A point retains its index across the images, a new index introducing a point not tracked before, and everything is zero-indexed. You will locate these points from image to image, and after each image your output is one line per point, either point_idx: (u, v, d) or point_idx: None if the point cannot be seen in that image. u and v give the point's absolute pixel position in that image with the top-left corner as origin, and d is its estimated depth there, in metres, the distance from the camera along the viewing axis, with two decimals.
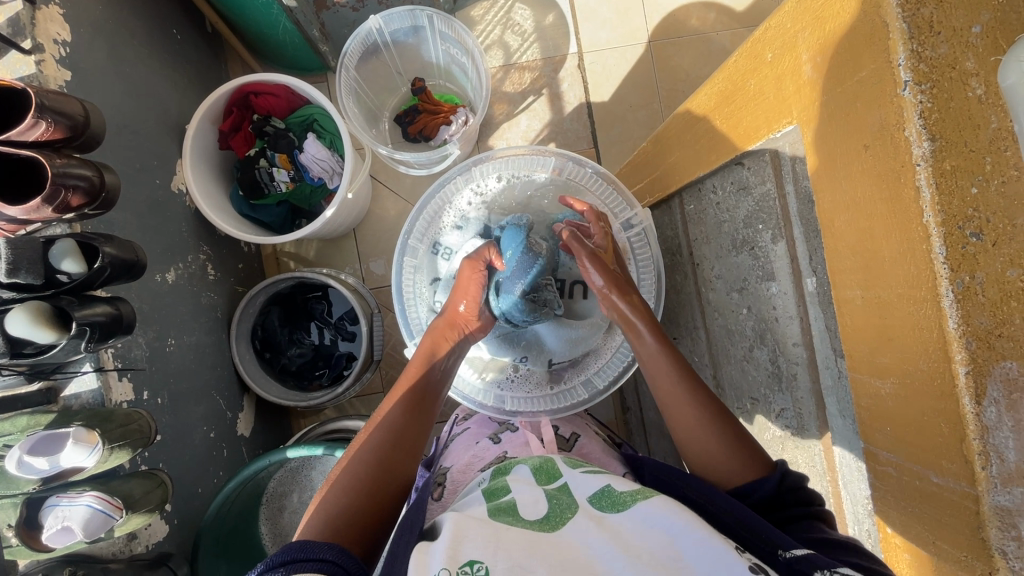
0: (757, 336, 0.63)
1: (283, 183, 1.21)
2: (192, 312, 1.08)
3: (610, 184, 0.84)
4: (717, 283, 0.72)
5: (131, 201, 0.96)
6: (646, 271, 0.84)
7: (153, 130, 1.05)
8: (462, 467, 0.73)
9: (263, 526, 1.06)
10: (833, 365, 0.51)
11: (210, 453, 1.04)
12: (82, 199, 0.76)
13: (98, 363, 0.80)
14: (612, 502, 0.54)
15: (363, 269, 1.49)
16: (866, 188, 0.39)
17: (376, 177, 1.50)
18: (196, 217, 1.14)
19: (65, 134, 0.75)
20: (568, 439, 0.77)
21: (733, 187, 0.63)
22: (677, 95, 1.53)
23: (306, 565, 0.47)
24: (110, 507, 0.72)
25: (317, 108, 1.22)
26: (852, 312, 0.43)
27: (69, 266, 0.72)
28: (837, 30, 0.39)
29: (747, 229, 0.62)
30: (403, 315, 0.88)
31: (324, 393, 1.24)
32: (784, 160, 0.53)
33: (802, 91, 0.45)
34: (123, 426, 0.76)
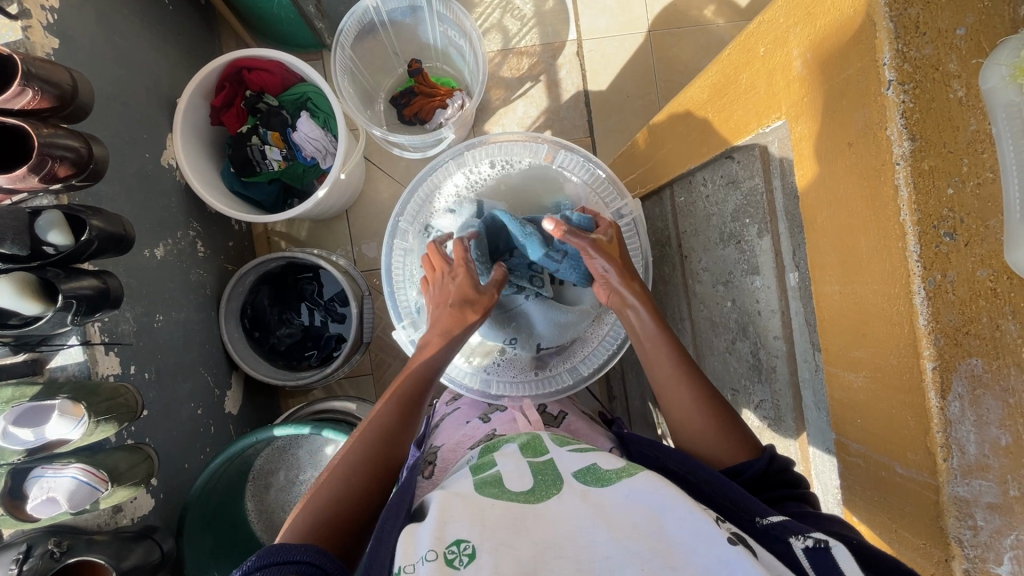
0: (740, 328, 0.64)
1: (275, 162, 1.21)
2: (181, 289, 1.08)
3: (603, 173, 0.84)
4: (704, 275, 0.72)
5: (120, 174, 0.95)
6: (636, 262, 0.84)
7: (143, 102, 1.04)
8: (452, 446, 0.75)
9: (249, 502, 1.07)
10: (811, 359, 0.52)
11: (197, 429, 1.05)
12: (70, 170, 0.75)
13: (85, 337, 0.80)
14: (597, 476, 0.55)
15: (355, 251, 1.49)
16: (847, 186, 0.40)
17: (370, 159, 1.49)
18: (186, 192, 1.13)
19: (52, 104, 0.74)
20: (556, 416, 0.81)
21: (722, 180, 0.63)
22: (674, 86, 1.53)
23: (285, 568, 0.47)
24: (95, 479, 0.72)
25: (311, 86, 1.21)
26: (830, 306, 0.44)
27: (55, 238, 0.71)
28: (827, 26, 0.39)
29: (735, 223, 0.63)
30: (392, 297, 0.87)
31: (312, 373, 1.24)
32: (771, 155, 0.53)
33: (791, 87, 0.45)
34: (109, 400, 0.76)
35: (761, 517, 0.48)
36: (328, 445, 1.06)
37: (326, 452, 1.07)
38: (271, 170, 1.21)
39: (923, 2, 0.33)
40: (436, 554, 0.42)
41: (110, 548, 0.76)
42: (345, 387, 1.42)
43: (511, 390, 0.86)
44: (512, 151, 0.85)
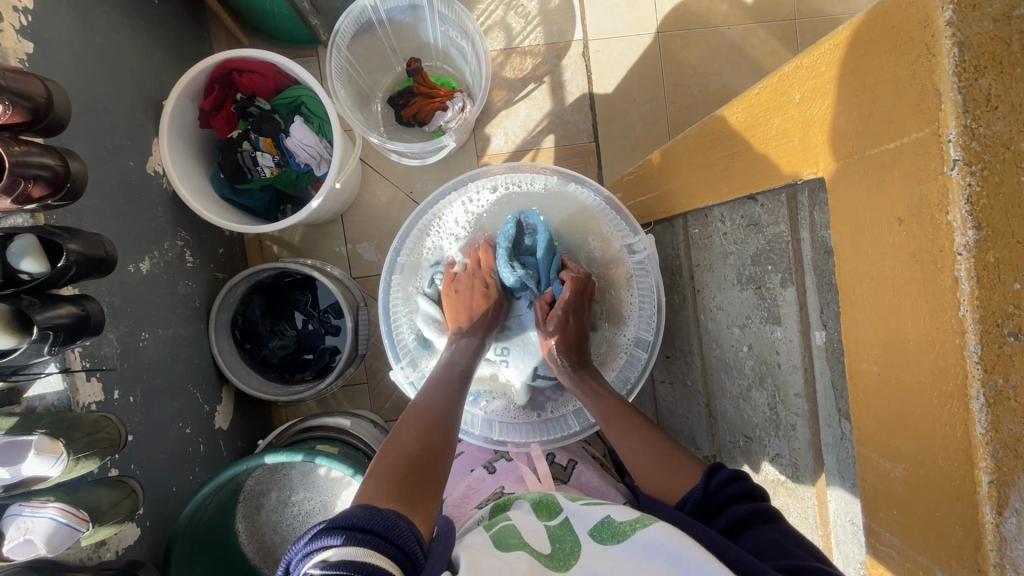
0: (757, 377, 0.61)
1: (268, 169, 1.16)
2: (169, 302, 1.04)
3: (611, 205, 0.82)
4: (718, 313, 0.69)
5: (103, 186, 0.89)
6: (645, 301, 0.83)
7: (127, 106, 0.98)
8: (456, 500, 0.74)
9: (240, 523, 1.05)
10: (837, 426, 0.50)
11: (186, 449, 1.01)
12: (45, 190, 0.70)
13: (65, 364, 0.76)
14: (612, 532, 0.55)
15: (350, 257, 1.44)
16: (896, 264, 0.36)
17: (367, 161, 1.44)
18: (174, 200, 1.08)
19: (25, 118, 0.68)
20: (566, 468, 0.79)
21: (743, 221, 0.60)
22: (682, 90, 1.48)
23: (376, 540, 0.47)
24: (76, 519, 0.69)
25: (304, 89, 1.15)
26: (866, 386, 0.41)
27: (30, 265, 0.67)
28: (880, 84, 0.35)
29: (755, 267, 0.59)
30: (389, 332, 0.86)
31: (306, 387, 1.21)
32: (802, 205, 0.50)
33: (830, 142, 0.41)
34: (90, 435, 0.72)
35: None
36: (321, 467, 1.03)
37: (319, 473, 1.04)
38: (263, 176, 1.16)
39: (998, 72, 0.29)
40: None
41: None
42: (340, 397, 1.39)
43: (513, 435, 0.84)
44: (516, 181, 0.85)
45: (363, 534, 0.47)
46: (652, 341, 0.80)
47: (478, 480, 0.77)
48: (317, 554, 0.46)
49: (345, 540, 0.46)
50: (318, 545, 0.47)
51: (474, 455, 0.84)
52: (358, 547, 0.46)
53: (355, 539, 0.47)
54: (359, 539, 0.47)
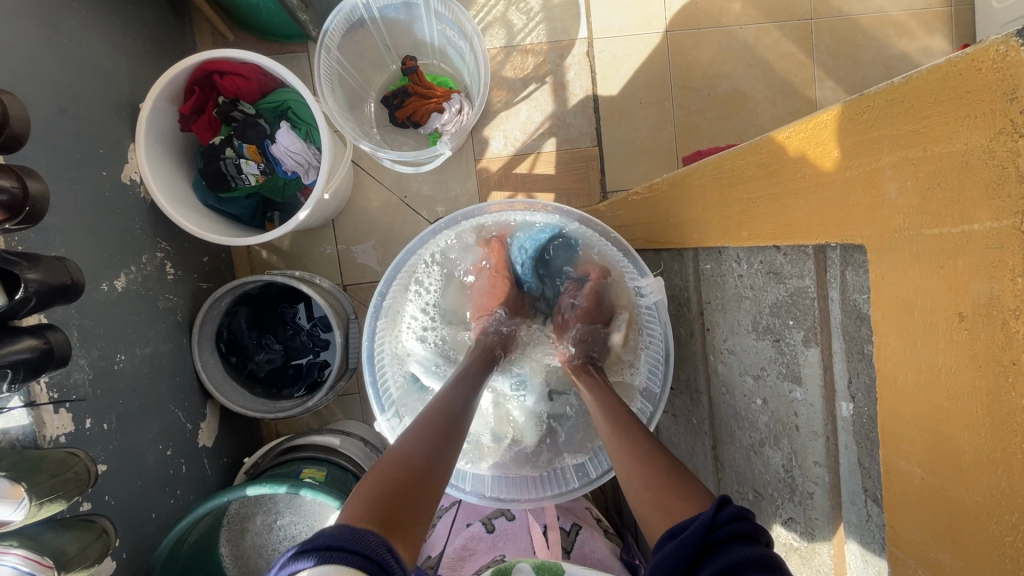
0: (771, 434, 0.57)
1: (252, 176, 1.10)
2: (148, 319, 0.98)
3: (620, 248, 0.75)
4: (729, 358, 0.64)
5: (72, 199, 0.84)
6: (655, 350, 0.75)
7: (99, 111, 0.92)
8: (453, 559, 0.74)
9: (223, 547, 1.01)
10: (862, 505, 0.45)
11: (167, 472, 0.97)
12: (1, 215, 0.64)
13: (30, 398, 0.71)
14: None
15: (341, 263, 1.39)
16: (954, 363, 0.31)
17: (359, 164, 1.37)
18: (152, 209, 1.03)
19: None
20: (569, 533, 0.76)
21: (762, 267, 0.55)
22: (691, 94, 1.41)
23: (347, 556, 0.46)
24: (39, 567, 0.64)
25: (291, 93, 1.09)
26: (905, 487, 0.36)
27: None
28: (944, 155, 0.30)
29: (773, 318, 0.54)
30: (374, 385, 0.78)
31: (294, 403, 1.16)
32: (831, 262, 0.45)
33: (873, 208, 0.36)
34: (56, 477, 0.67)
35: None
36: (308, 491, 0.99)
37: (305, 498, 1.00)
38: (248, 184, 1.10)
39: None
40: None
41: None
42: (330, 409, 1.35)
43: (508, 489, 0.79)
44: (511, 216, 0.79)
45: (333, 552, 0.46)
46: (658, 395, 0.74)
47: (475, 538, 0.76)
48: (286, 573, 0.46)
49: (313, 557, 0.45)
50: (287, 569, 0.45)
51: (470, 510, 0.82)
52: (325, 564, 0.44)
53: (323, 553, 0.45)
54: (326, 556, 0.45)
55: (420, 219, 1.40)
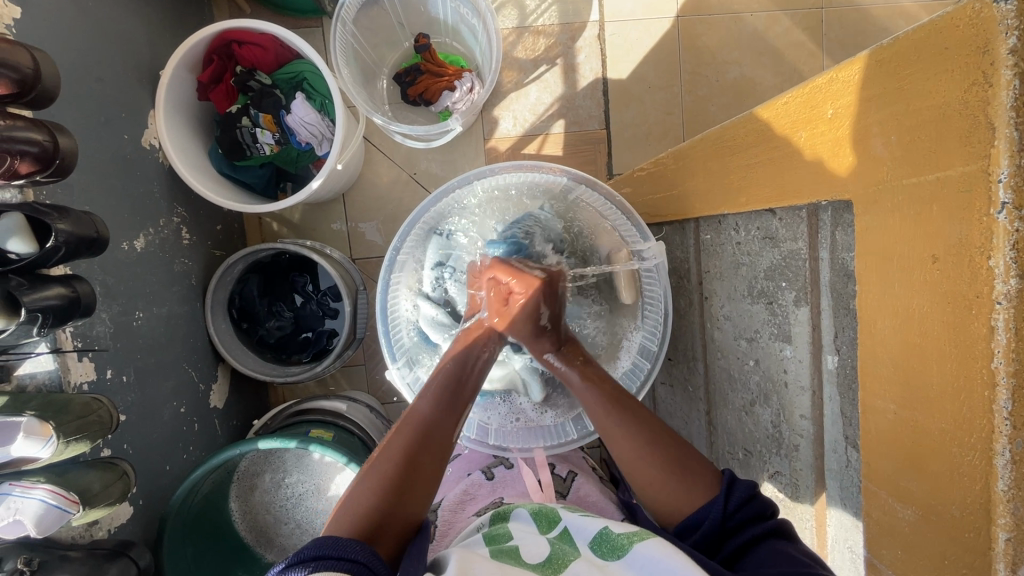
0: (761, 393, 0.60)
1: (267, 146, 1.12)
2: (164, 281, 1.02)
3: (625, 214, 0.76)
4: (725, 324, 0.67)
5: (95, 160, 0.87)
6: (654, 310, 0.77)
7: (121, 76, 0.94)
8: (453, 503, 0.74)
9: (232, 503, 1.05)
10: (842, 452, 0.48)
11: (180, 428, 1.01)
12: (32, 166, 0.67)
13: (55, 344, 0.75)
14: (612, 546, 0.55)
15: (350, 237, 1.42)
16: (926, 303, 0.34)
17: (370, 139, 1.40)
18: (170, 175, 1.05)
19: (12, 90, 0.65)
20: (565, 480, 0.76)
21: (758, 233, 0.57)
22: (699, 79, 1.42)
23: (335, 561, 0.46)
24: (65, 502, 0.68)
25: (307, 64, 1.11)
26: (880, 424, 0.39)
27: (17, 245, 0.65)
28: (925, 110, 0.32)
29: (767, 282, 0.57)
30: (386, 335, 0.80)
31: (302, 369, 1.20)
32: (822, 223, 0.48)
33: (861, 165, 0.38)
34: (81, 418, 0.71)
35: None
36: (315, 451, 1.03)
37: (312, 457, 1.03)
38: (262, 154, 1.12)
39: None
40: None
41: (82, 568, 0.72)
42: (336, 379, 1.39)
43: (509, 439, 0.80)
44: (524, 178, 0.78)
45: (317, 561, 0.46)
46: (657, 350, 0.75)
47: (475, 485, 0.76)
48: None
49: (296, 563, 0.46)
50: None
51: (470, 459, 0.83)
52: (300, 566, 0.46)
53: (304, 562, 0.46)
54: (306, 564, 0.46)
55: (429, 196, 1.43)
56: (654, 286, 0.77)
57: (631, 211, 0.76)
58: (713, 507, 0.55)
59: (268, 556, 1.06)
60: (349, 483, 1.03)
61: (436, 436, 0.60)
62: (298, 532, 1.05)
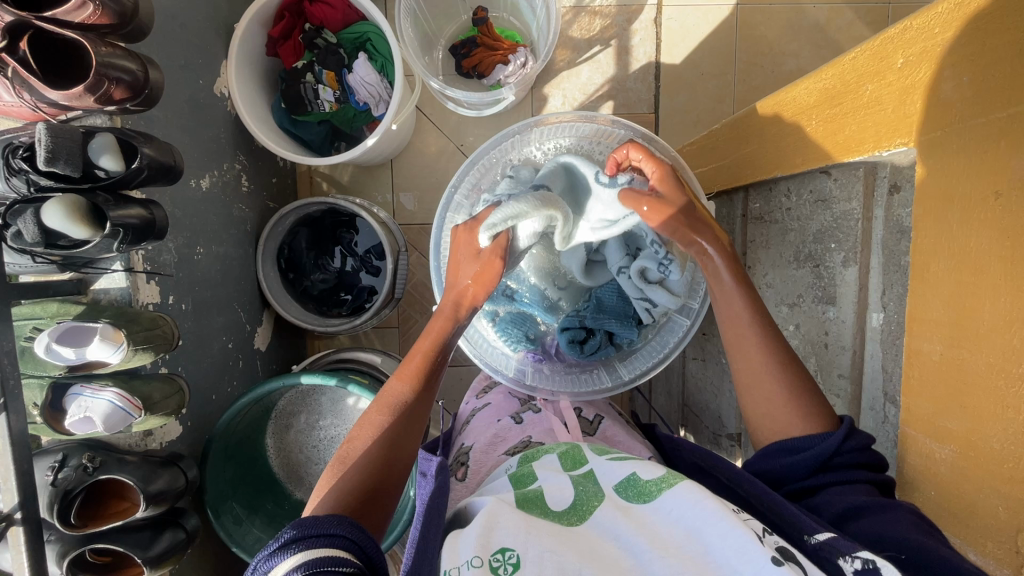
0: (799, 356, 0.61)
1: (328, 103, 1.17)
2: (224, 222, 1.07)
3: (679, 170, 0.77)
4: (767, 292, 0.68)
5: (174, 100, 0.93)
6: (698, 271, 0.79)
7: (201, 25, 1.00)
8: (484, 447, 0.76)
9: (268, 439, 1.11)
10: (880, 409, 0.49)
11: (227, 362, 1.07)
12: (125, 93, 0.73)
13: (128, 264, 0.81)
14: (638, 491, 0.56)
15: (394, 202, 1.46)
16: (983, 239, 0.34)
17: (422, 109, 1.43)
18: (236, 124, 1.11)
19: (112, 21, 0.71)
20: (592, 422, 0.79)
21: (810, 197, 0.58)
22: (754, 70, 1.41)
23: (319, 541, 0.47)
24: (130, 405, 0.74)
25: (371, 26, 1.15)
26: (924, 366, 0.39)
27: (108, 163, 0.71)
28: (1001, 47, 0.33)
29: (815, 244, 0.57)
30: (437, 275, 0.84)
31: (342, 320, 1.24)
32: (878, 181, 0.49)
33: (928, 110, 0.39)
34: (148, 330, 0.77)
35: (810, 536, 0.46)
36: (350, 396, 1.08)
37: (346, 402, 1.08)
38: (322, 110, 1.17)
39: None
40: (481, 561, 0.46)
41: (139, 470, 0.78)
42: (371, 336, 1.44)
43: (545, 382, 0.84)
44: (580, 132, 0.80)
45: (301, 543, 0.46)
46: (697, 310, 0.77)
47: (504, 427, 0.78)
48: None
49: (290, 565, 0.45)
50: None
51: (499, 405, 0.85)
52: (297, 553, 0.45)
53: (288, 572, 0.44)
54: (292, 569, 0.44)
55: None
56: None
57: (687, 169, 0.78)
58: (826, 439, 0.50)
59: (297, 493, 1.10)
60: None
61: (393, 438, 0.62)
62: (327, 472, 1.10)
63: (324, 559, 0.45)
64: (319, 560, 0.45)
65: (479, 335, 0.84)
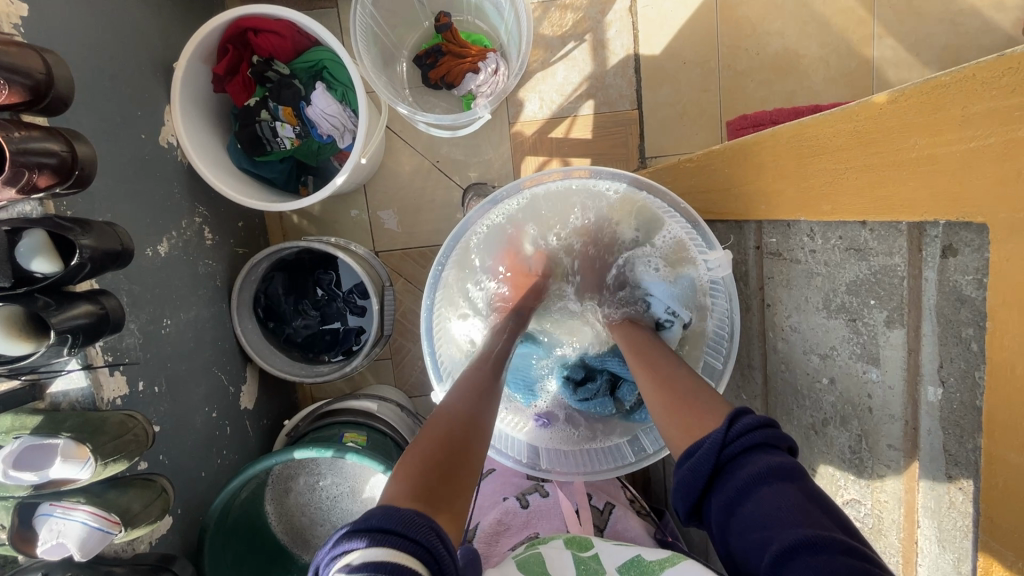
0: (837, 415, 0.55)
1: (287, 140, 1.07)
2: (190, 284, 0.99)
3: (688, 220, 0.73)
4: (792, 335, 0.62)
5: (114, 162, 0.83)
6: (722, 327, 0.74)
7: (136, 72, 0.90)
8: (487, 536, 0.74)
9: (268, 505, 1.04)
10: (944, 492, 0.44)
11: (213, 434, 0.99)
12: (51, 179, 0.64)
13: (87, 360, 0.72)
14: (641, 571, 0.55)
15: (372, 230, 1.37)
16: None
17: (390, 127, 1.34)
18: (190, 173, 1.01)
19: (26, 98, 0.62)
20: (603, 512, 0.77)
21: (842, 244, 0.52)
22: (739, 54, 1.33)
23: (400, 543, 0.45)
24: (107, 523, 0.68)
25: (327, 51, 1.05)
26: (1015, 480, 0.35)
27: (40, 266, 0.63)
28: None
29: (850, 297, 0.52)
30: (433, 356, 0.79)
31: (332, 368, 1.16)
32: (926, 239, 0.42)
33: (1005, 186, 0.33)
34: (117, 439, 0.69)
35: None
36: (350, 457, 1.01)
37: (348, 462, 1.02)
38: (283, 148, 1.08)
39: None
40: None
41: None
42: (364, 373, 1.37)
43: (560, 464, 0.79)
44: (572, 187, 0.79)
45: (382, 536, 0.45)
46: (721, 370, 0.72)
47: (510, 513, 0.76)
48: (339, 561, 0.44)
49: (370, 557, 0.43)
50: (337, 553, 0.45)
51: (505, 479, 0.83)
52: (382, 550, 0.43)
53: (371, 564, 0.43)
54: (374, 565, 0.42)
55: (452, 184, 1.37)
56: (719, 301, 0.74)
57: (694, 217, 0.73)
58: (712, 436, 0.53)
59: (304, 555, 1.06)
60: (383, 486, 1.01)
61: (462, 435, 0.59)
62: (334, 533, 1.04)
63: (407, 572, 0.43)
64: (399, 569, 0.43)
65: None
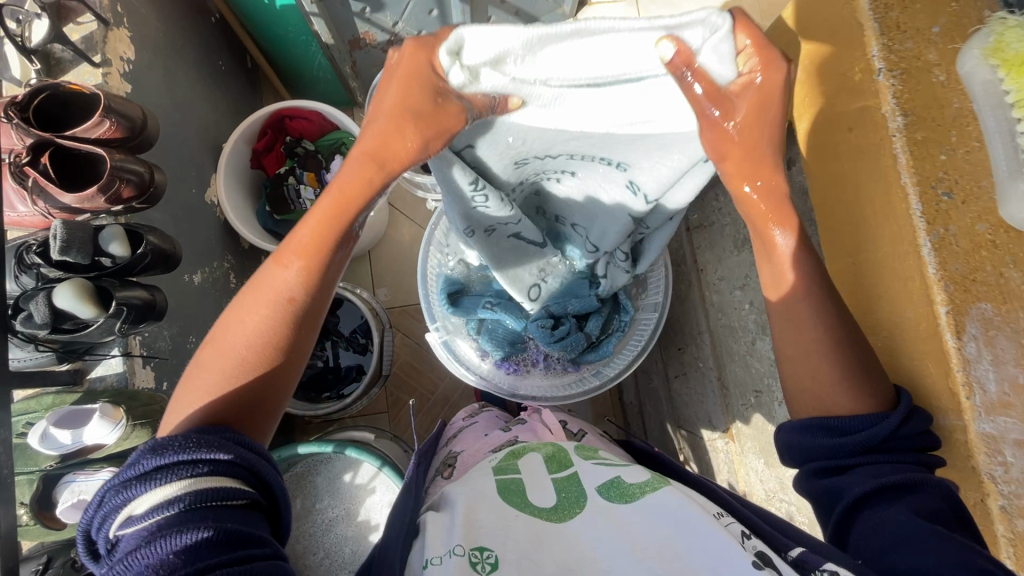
0: (760, 328, 0.68)
1: (309, 201, 1.28)
2: (214, 315, 1.12)
3: None
4: (720, 284, 0.77)
5: (169, 203, 1.02)
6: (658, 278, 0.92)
7: (194, 144, 1.13)
8: (472, 451, 0.77)
9: None
10: None
11: None
12: (133, 192, 0.82)
13: (126, 348, 0.84)
14: (620, 492, 0.57)
15: (373, 290, 1.54)
16: None
17: (393, 204, 1.58)
18: (224, 227, 1.20)
19: (122, 134, 0.81)
20: (577, 433, 0.82)
21: (734, 191, 0.72)
22: None
23: (185, 469, 0.44)
24: None
25: (345, 132, 1.32)
26: None
27: (115, 249, 0.78)
28: None
29: (748, 227, 0.69)
30: (425, 300, 0.92)
31: (333, 403, 1.24)
32: None
33: None
34: (146, 406, 0.80)
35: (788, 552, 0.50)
36: (347, 473, 1.07)
37: (344, 479, 1.07)
38: (304, 208, 1.29)
39: None
40: (462, 551, 0.48)
41: None
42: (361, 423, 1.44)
43: (536, 393, 0.90)
44: None
45: (165, 473, 0.43)
46: (660, 303, 0.91)
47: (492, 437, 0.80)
48: (122, 513, 0.43)
49: (194, 503, 0.42)
50: (119, 501, 0.43)
51: (489, 424, 0.88)
52: (197, 477, 0.43)
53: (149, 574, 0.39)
54: (188, 548, 0.40)
55: None
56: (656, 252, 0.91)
57: None
58: (883, 422, 0.51)
59: None
60: (378, 507, 1.05)
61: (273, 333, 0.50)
62: (327, 566, 1.02)
63: (230, 537, 0.41)
64: (230, 510, 0.43)
65: (459, 353, 0.92)
